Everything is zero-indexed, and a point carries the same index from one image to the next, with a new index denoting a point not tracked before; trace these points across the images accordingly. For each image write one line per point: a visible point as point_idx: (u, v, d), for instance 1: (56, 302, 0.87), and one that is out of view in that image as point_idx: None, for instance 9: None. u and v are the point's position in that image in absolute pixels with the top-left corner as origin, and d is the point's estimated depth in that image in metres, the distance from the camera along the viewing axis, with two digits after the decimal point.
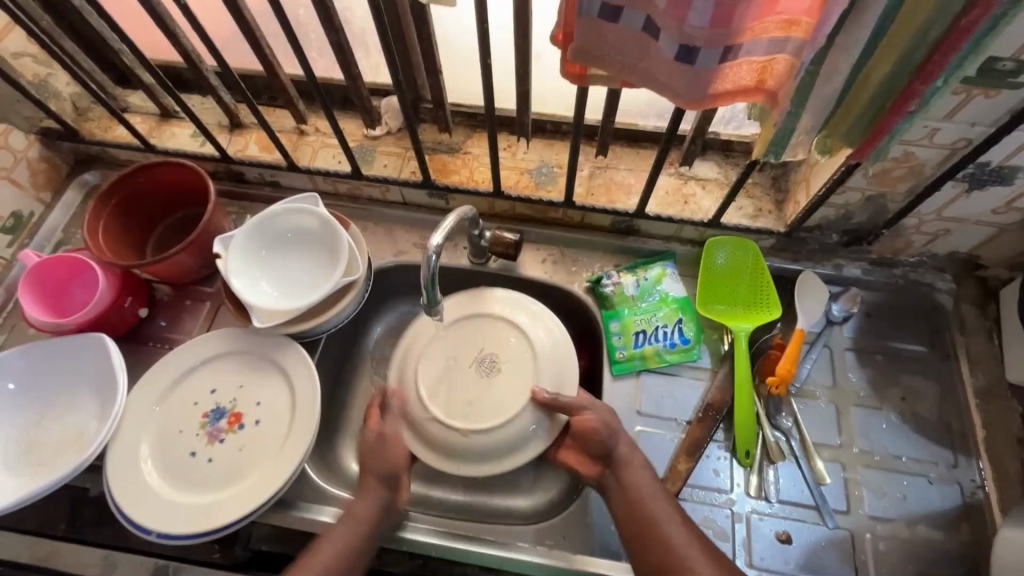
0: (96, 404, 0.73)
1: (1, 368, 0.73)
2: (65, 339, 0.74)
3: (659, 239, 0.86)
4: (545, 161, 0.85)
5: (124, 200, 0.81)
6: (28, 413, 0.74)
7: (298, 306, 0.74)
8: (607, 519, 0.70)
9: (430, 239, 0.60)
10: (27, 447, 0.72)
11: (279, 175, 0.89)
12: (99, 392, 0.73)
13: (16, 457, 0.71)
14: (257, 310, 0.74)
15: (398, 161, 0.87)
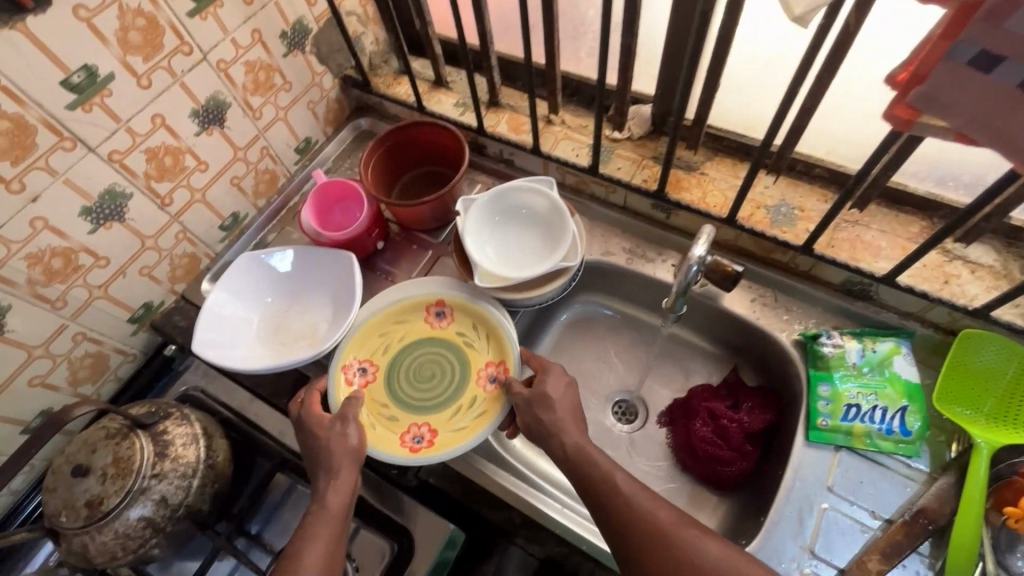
0: (334, 311, 0.85)
1: (274, 258, 0.88)
2: (325, 249, 0.87)
3: (895, 313, 0.78)
4: (785, 201, 0.82)
5: (395, 147, 0.94)
6: (280, 301, 0.88)
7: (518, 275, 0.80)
8: None
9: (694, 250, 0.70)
10: (274, 328, 0.86)
11: (517, 155, 0.97)
12: (338, 302, 0.85)
13: (265, 333, 0.86)
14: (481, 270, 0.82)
15: (633, 167, 0.89)
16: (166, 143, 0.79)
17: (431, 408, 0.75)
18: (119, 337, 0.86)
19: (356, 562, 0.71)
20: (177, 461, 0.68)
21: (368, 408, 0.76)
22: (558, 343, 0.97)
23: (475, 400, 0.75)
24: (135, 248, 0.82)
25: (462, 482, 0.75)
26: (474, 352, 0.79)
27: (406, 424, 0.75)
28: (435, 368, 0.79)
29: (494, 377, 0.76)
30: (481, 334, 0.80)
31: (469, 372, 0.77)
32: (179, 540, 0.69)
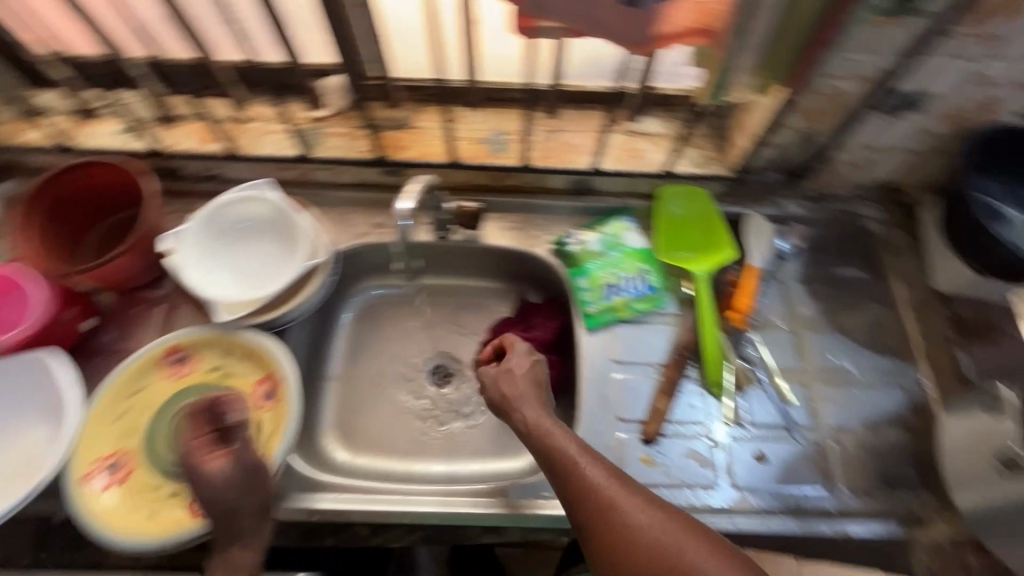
0: (51, 423, 0.68)
1: None
2: (4, 358, 0.68)
3: (614, 195, 0.89)
4: (497, 128, 0.86)
5: (53, 205, 0.75)
6: None
7: (265, 292, 0.72)
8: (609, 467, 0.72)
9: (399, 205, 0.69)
10: None
11: (221, 166, 0.85)
12: (51, 411, 0.68)
13: None
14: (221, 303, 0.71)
15: (348, 141, 0.85)
16: None
17: (213, 458, 0.66)
18: None
19: None
20: None
21: (138, 500, 0.63)
22: (352, 341, 0.92)
23: (260, 424, 0.67)
24: None
25: (293, 528, 0.68)
26: (238, 378, 0.70)
27: (192, 490, 0.64)
28: (203, 416, 0.69)
29: (270, 390, 0.69)
30: (237, 356, 0.72)
31: (241, 401, 0.69)
32: None
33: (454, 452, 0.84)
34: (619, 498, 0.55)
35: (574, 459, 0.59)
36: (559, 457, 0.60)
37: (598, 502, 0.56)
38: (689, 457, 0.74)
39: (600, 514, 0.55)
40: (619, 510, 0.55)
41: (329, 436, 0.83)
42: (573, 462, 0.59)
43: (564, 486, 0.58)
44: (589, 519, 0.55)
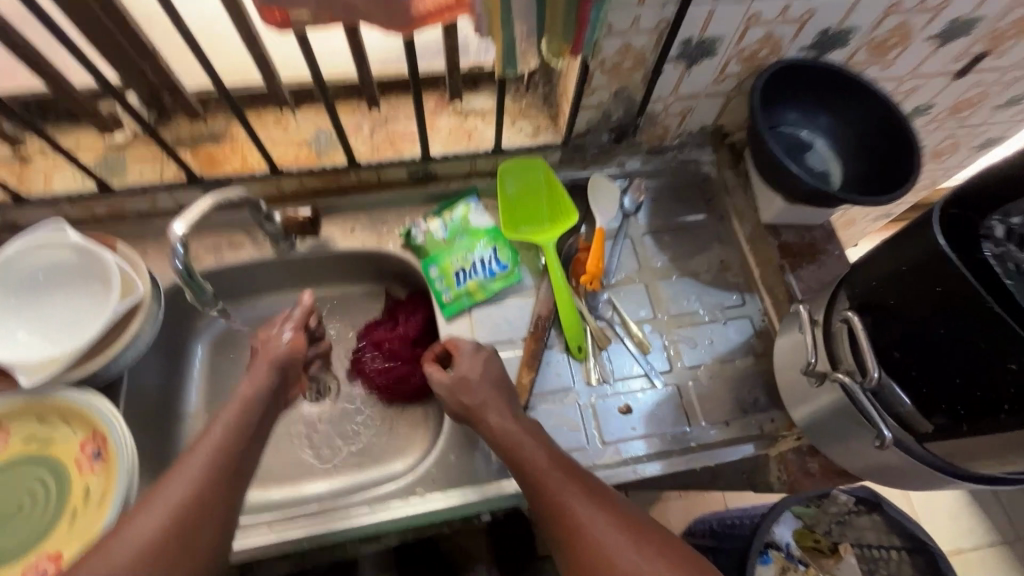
0: None
1: None
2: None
3: (458, 178, 0.88)
4: (320, 128, 0.82)
5: None
6: None
7: (74, 345, 0.65)
8: (482, 450, 0.72)
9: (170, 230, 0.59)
10: None
11: (11, 214, 0.76)
12: None
13: None
14: (22, 367, 0.64)
15: (157, 165, 0.78)
16: None
17: (38, 536, 0.60)
18: None
19: None
20: None
21: None
22: (212, 375, 0.86)
23: (89, 489, 0.62)
24: None
25: None
26: (59, 444, 0.64)
27: (16, 575, 0.58)
28: (23, 492, 0.62)
29: (97, 450, 0.63)
30: (57, 421, 0.65)
31: (66, 468, 0.63)
32: None
33: (336, 465, 0.82)
34: (585, 512, 0.57)
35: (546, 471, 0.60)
36: (532, 469, 0.60)
37: (564, 515, 0.57)
38: (559, 423, 0.76)
39: (569, 526, 0.56)
40: (581, 524, 0.56)
41: None
42: (544, 472, 0.60)
43: (534, 495, 0.60)
44: (557, 526, 0.57)
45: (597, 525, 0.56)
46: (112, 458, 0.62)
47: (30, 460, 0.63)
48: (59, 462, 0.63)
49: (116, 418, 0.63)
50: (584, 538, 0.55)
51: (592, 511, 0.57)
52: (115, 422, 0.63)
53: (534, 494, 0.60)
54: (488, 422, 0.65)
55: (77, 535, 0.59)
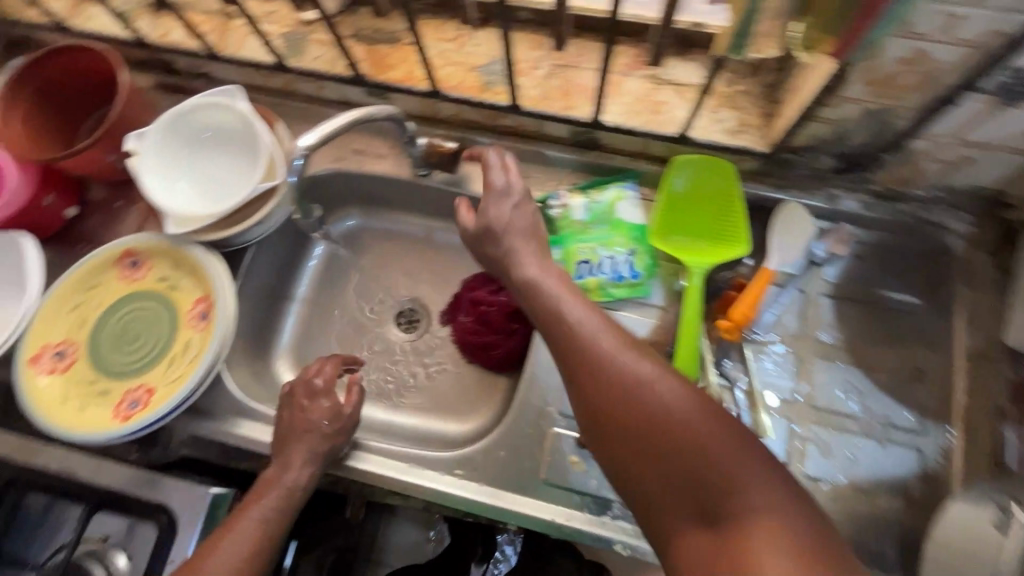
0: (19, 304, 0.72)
1: None
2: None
3: (623, 155, 0.75)
4: (496, 57, 0.74)
5: (42, 89, 0.76)
6: None
7: (215, 209, 0.69)
8: (543, 462, 0.66)
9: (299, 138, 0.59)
10: None
11: (208, 66, 0.81)
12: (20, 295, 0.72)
13: None
14: (172, 213, 0.70)
15: (333, 53, 0.77)
16: None
17: (143, 366, 0.67)
18: None
19: (125, 554, 0.68)
20: None
21: (73, 389, 0.66)
22: (325, 269, 0.89)
23: (189, 343, 0.67)
24: None
25: (215, 444, 0.70)
26: (180, 293, 0.70)
27: (120, 392, 0.66)
28: (143, 323, 0.70)
29: (205, 312, 0.68)
30: (183, 272, 0.71)
31: (179, 317, 0.69)
32: None
33: (398, 400, 0.82)
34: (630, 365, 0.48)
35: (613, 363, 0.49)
36: (596, 360, 0.50)
37: (629, 401, 0.46)
38: None
39: (635, 421, 0.46)
40: (657, 410, 0.45)
41: (283, 360, 0.84)
42: (605, 352, 0.50)
43: (589, 382, 0.49)
44: (619, 420, 0.46)
45: (668, 394, 0.46)
46: (213, 325, 0.67)
47: (156, 298, 0.71)
48: (176, 310, 0.70)
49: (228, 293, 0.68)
50: (658, 425, 0.44)
51: (671, 390, 0.46)
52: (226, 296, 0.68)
53: (591, 376, 0.49)
54: (551, 305, 0.56)
55: (170, 380, 0.66)
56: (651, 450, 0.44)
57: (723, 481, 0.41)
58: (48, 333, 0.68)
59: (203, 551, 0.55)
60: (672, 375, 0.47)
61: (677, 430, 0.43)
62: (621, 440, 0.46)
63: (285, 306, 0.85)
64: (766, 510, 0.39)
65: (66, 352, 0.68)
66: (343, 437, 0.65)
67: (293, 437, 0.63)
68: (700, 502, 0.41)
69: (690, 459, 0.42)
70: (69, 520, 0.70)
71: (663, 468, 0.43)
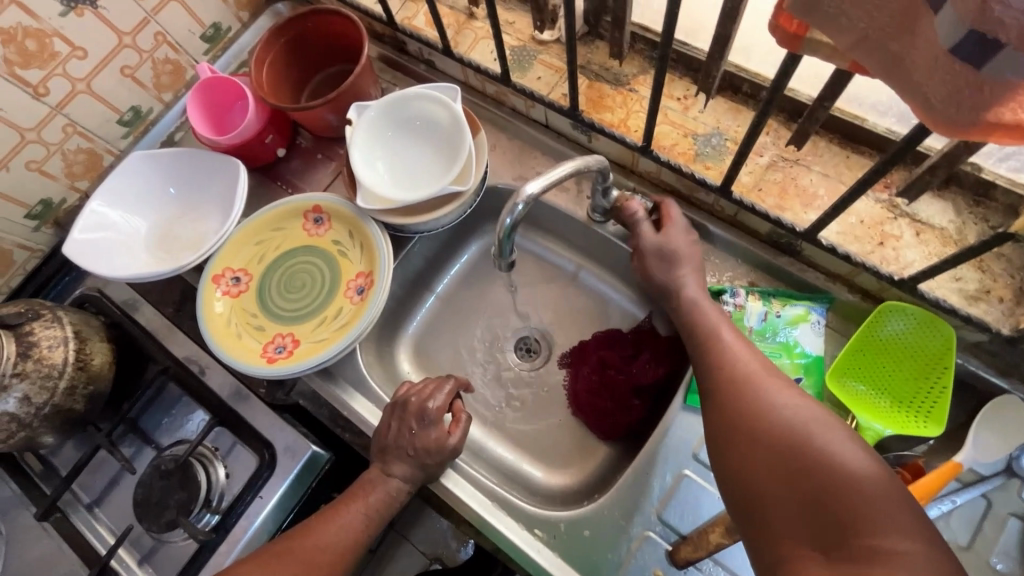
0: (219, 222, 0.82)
1: (162, 163, 0.83)
2: (214, 155, 0.82)
3: (821, 273, 0.67)
4: (718, 130, 0.69)
5: (295, 40, 0.84)
6: (170, 209, 0.85)
7: (402, 198, 0.72)
8: (623, 560, 0.63)
9: (522, 186, 0.57)
10: (163, 234, 0.84)
11: (435, 56, 0.85)
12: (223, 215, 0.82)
13: (154, 237, 0.83)
14: (365, 188, 0.74)
15: (554, 78, 0.77)
16: (23, 24, 0.72)
17: (296, 318, 0.72)
18: (18, 233, 0.85)
19: (225, 468, 0.75)
20: (40, 362, 0.69)
21: (237, 314, 0.73)
22: (469, 272, 0.91)
23: (340, 312, 0.71)
24: (14, 141, 0.78)
25: (328, 406, 0.74)
26: (346, 262, 0.75)
27: (272, 333, 0.72)
28: (308, 277, 0.75)
29: (362, 288, 0.72)
30: (357, 243, 0.75)
31: (339, 283, 0.74)
32: (58, 431, 0.73)
33: (495, 425, 0.82)
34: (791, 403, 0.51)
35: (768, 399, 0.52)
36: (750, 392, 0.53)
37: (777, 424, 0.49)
38: None
39: (782, 441, 0.49)
40: (810, 440, 0.48)
41: (405, 345, 0.87)
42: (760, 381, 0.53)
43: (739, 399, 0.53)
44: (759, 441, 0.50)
45: (838, 445, 0.47)
46: (365, 305, 0.70)
47: (327, 259, 0.75)
48: (338, 277, 0.74)
49: (387, 279, 0.71)
50: (806, 452, 0.47)
51: (836, 435, 0.48)
52: (385, 281, 0.71)
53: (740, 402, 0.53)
54: (709, 330, 0.61)
55: (314, 340, 0.70)
56: (790, 473, 0.47)
57: (864, 520, 0.43)
58: (234, 258, 0.76)
59: (309, 528, 0.61)
60: (837, 421, 0.49)
61: (821, 464, 0.46)
62: (764, 458, 0.49)
63: (423, 295, 0.88)
64: (908, 552, 0.41)
65: (244, 278, 0.75)
66: (440, 468, 0.65)
67: (395, 455, 0.65)
68: (821, 525, 0.44)
69: (840, 492, 0.45)
70: (195, 420, 0.79)
71: (797, 483, 0.46)
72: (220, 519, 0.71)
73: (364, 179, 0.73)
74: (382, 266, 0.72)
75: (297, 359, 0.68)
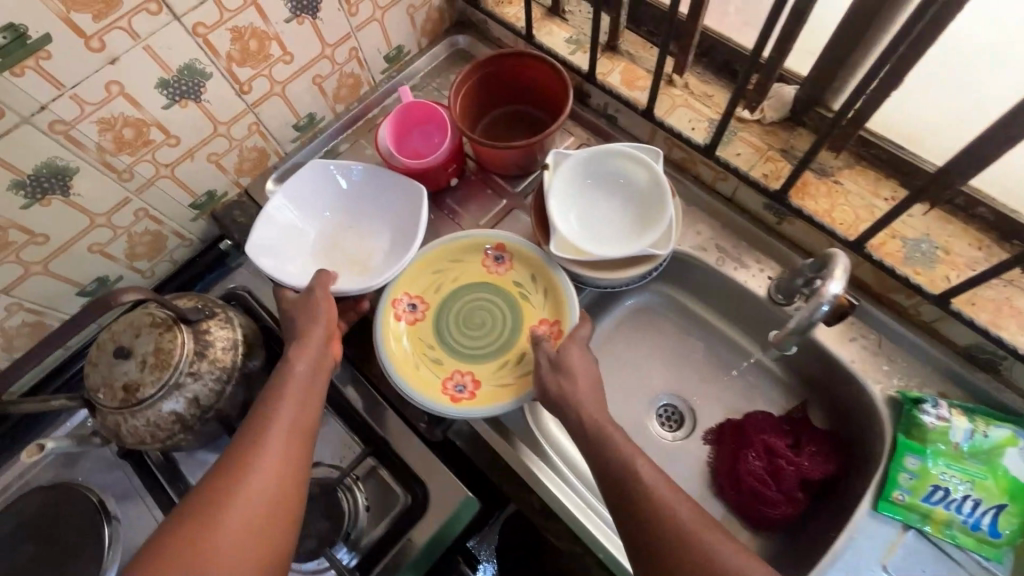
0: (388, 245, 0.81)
1: (346, 172, 0.82)
2: (397, 175, 0.81)
3: (1021, 396, 0.66)
4: (928, 237, 0.69)
5: (489, 76, 0.84)
6: (340, 216, 0.84)
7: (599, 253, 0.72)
8: None
9: (828, 285, 0.55)
10: (328, 241, 0.82)
11: (624, 113, 0.85)
12: (394, 239, 0.81)
13: (318, 241, 0.82)
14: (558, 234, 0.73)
15: (755, 156, 0.77)
16: (254, 25, 0.72)
17: (476, 358, 0.72)
18: (179, 221, 0.84)
19: (365, 500, 0.71)
20: (213, 364, 0.66)
21: (414, 344, 0.73)
22: (616, 328, 0.89)
23: (524, 359, 0.71)
24: (206, 132, 0.77)
25: (488, 452, 0.72)
26: (529, 307, 0.74)
27: (450, 369, 0.71)
28: (485, 316, 0.75)
29: (547, 336, 0.72)
30: (540, 288, 0.74)
31: (520, 330, 0.73)
32: (208, 436, 0.69)
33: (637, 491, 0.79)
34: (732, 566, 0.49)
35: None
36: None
37: None
38: None
39: None
40: None
41: None
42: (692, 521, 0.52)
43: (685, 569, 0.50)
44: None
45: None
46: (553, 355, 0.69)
47: (506, 301, 0.75)
48: (518, 321, 0.74)
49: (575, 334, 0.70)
50: None
51: None
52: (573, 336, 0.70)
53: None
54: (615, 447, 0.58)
55: (496, 385, 0.70)
56: None
57: None
58: (412, 284, 0.75)
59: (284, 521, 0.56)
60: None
61: None
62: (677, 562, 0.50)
63: None
64: None
65: (420, 307, 0.75)
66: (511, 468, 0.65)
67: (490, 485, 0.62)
68: None
69: None
70: (336, 444, 0.74)
71: None
72: (361, 560, 0.68)
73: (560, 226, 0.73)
74: (569, 320, 0.71)
75: (479, 404, 0.68)
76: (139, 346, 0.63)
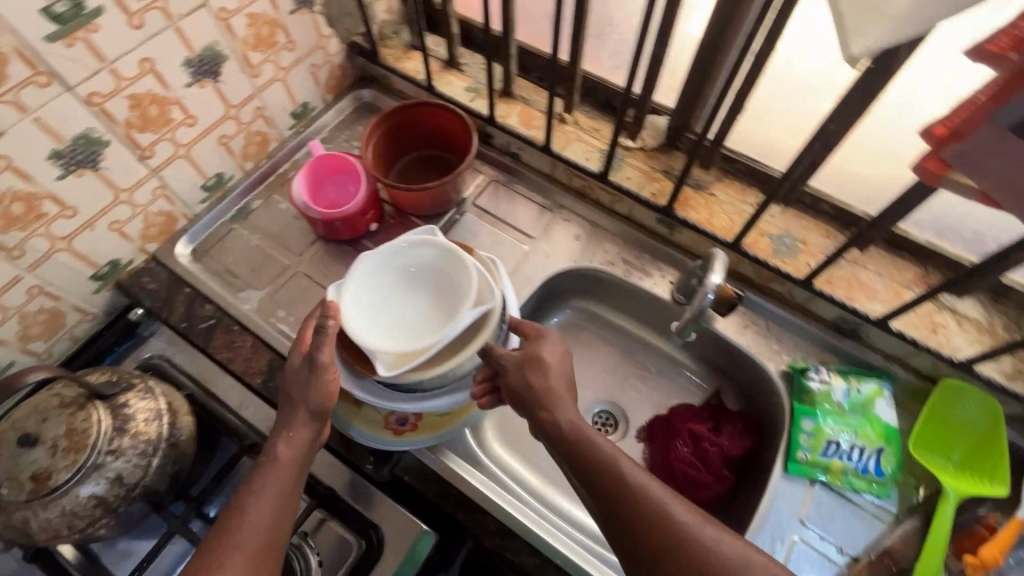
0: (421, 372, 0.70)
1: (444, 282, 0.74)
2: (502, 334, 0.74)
3: (880, 354, 0.79)
4: (788, 232, 0.82)
5: (396, 125, 0.89)
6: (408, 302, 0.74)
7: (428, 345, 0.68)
8: None
9: (710, 277, 0.70)
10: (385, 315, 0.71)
11: (525, 150, 0.94)
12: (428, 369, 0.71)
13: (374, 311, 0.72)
14: (380, 357, 0.68)
15: (642, 178, 0.87)
16: (153, 91, 0.72)
17: None
18: (80, 295, 0.79)
19: (318, 556, 0.68)
20: (137, 437, 0.62)
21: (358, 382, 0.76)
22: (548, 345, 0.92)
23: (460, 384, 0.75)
24: (107, 200, 0.75)
25: (438, 483, 0.73)
26: None
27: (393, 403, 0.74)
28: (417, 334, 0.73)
29: None
30: None
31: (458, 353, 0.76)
32: (134, 518, 0.65)
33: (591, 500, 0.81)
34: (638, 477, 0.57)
35: (670, 509, 0.55)
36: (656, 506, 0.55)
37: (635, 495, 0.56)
38: None
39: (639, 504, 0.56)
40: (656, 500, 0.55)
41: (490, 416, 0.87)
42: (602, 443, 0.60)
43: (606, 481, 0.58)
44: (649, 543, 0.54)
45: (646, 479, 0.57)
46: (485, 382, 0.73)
47: None
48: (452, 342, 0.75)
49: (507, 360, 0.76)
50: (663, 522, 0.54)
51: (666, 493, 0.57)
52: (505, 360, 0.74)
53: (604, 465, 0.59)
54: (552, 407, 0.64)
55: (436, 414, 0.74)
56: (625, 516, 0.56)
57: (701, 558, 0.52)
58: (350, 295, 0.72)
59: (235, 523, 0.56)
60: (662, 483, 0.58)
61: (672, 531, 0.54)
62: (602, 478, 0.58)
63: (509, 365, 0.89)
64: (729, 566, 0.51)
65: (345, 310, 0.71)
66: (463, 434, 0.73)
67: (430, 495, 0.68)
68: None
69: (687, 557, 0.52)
70: None
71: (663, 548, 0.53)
72: None
73: (379, 348, 0.68)
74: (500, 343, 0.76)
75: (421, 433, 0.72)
76: (48, 431, 0.59)
